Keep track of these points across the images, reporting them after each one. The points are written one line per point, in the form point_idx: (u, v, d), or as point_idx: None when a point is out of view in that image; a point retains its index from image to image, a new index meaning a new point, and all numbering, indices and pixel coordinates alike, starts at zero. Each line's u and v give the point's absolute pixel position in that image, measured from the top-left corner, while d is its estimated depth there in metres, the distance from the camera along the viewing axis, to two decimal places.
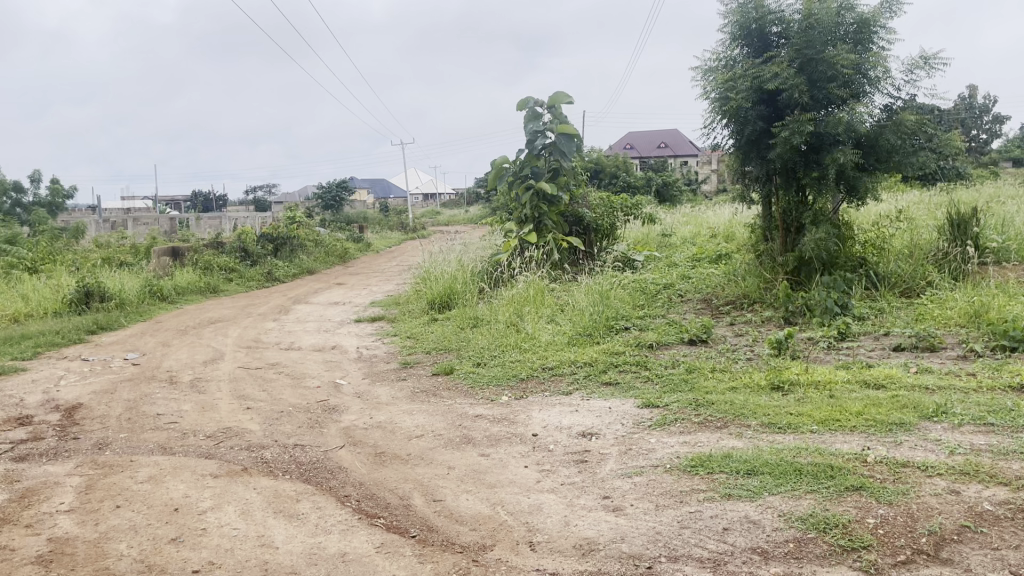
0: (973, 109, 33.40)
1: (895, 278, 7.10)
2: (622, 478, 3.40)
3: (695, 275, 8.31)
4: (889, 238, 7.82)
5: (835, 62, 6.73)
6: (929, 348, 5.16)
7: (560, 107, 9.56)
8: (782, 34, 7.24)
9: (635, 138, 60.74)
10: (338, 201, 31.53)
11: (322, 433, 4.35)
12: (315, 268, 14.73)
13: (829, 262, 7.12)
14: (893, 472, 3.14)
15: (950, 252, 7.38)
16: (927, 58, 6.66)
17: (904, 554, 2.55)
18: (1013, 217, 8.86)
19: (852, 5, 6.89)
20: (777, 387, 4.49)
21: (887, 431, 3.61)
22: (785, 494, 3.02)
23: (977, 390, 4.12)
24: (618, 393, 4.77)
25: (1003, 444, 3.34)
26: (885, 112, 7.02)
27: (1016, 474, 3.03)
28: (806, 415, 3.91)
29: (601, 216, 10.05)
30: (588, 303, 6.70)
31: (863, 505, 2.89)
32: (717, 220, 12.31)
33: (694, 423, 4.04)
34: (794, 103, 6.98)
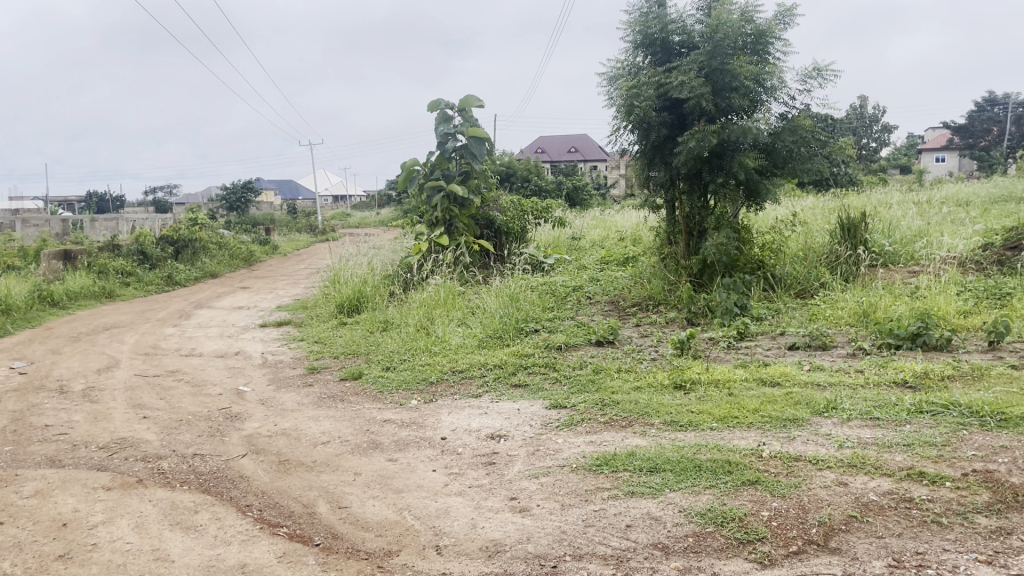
0: (864, 119, 35.03)
1: (791, 279, 7.39)
2: (529, 479, 3.43)
3: (603, 278, 8.47)
4: (785, 241, 8.17)
5: (738, 73, 6.97)
6: (821, 346, 5.41)
7: (471, 110, 9.56)
8: (684, 43, 7.46)
9: (546, 143, 61.30)
10: (244, 203, 30.68)
11: (224, 442, 4.22)
12: (218, 271, 14.30)
13: (730, 265, 7.40)
14: (786, 466, 3.27)
15: (842, 254, 7.76)
16: (820, 70, 6.97)
17: (796, 545, 2.66)
18: (898, 222, 9.36)
19: (750, 16, 7.14)
20: (680, 385, 4.62)
21: (782, 427, 3.76)
22: (685, 490, 3.11)
23: (865, 385, 4.35)
24: (526, 395, 4.81)
25: (887, 437, 3.53)
26: (781, 120, 7.31)
27: (899, 465, 3.21)
28: (706, 413, 4.03)
29: (512, 219, 10.12)
30: (497, 306, 6.74)
31: (758, 498, 3.00)
32: (625, 224, 12.59)
33: (601, 423, 4.11)
34: (699, 112, 7.17)
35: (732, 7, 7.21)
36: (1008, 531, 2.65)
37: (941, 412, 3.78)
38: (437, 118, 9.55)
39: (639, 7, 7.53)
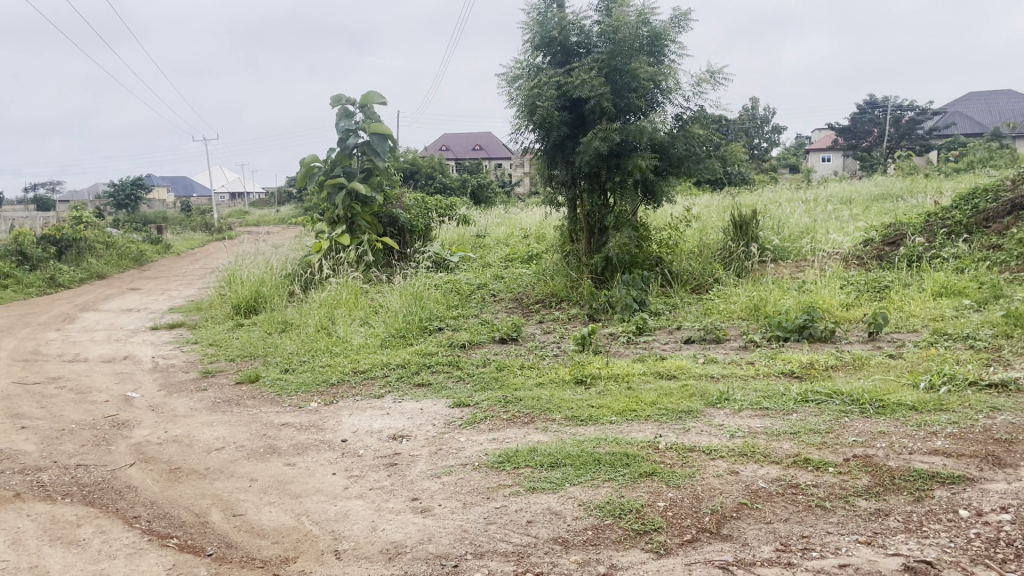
0: (756, 120, 36.44)
1: (687, 275, 7.62)
2: (431, 479, 3.41)
3: (507, 275, 8.53)
4: (681, 238, 8.41)
5: (636, 74, 7.13)
6: (715, 340, 5.60)
7: (372, 107, 9.43)
8: (582, 43, 7.56)
9: (450, 141, 61.12)
10: (134, 199, 29.43)
11: (110, 451, 4.03)
12: (106, 272, 13.65)
13: (630, 262, 7.56)
14: (681, 457, 3.37)
15: (735, 250, 8.07)
16: (713, 73, 7.20)
17: (690, 533, 2.74)
18: (787, 219, 9.78)
19: (647, 18, 7.31)
20: (580, 380, 4.70)
21: (678, 419, 3.87)
22: (585, 484, 3.16)
23: (755, 376, 4.53)
24: (429, 394, 4.78)
25: (775, 426, 3.68)
26: (676, 121, 7.53)
27: (785, 453, 3.35)
28: (606, 407, 4.11)
29: (415, 217, 10.06)
30: (400, 305, 6.67)
31: (654, 489, 3.07)
32: (528, 222, 12.73)
33: (503, 420, 4.12)
34: (599, 112, 7.28)
35: (629, 8, 7.36)
36: (885, 512, 2.81)
37: (825, 401, 3.97)
38: (337, 115, 9.36)
39: (539, 6, 7.58)
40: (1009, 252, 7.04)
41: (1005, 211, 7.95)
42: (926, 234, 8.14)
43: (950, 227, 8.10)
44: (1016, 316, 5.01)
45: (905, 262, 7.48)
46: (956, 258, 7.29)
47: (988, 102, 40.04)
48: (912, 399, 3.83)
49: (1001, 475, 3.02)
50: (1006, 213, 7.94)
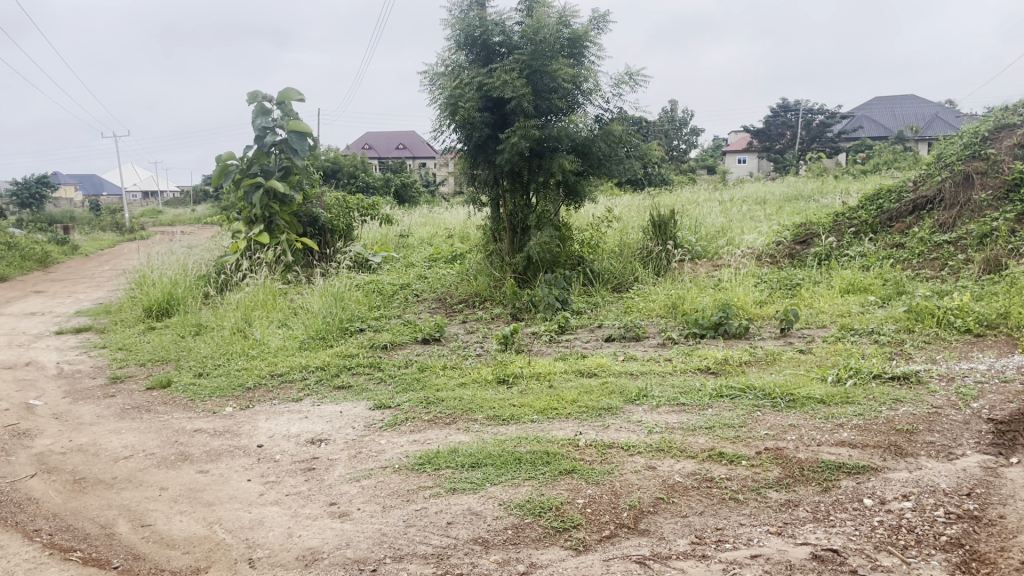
0: (675, 122, 37.20)
1: (608, 274, 7.72)
2: (350, 483, 3.36)
3: (431, 275, 8.47)
4: (602, 237, 8.51)
5: (557, 75, 7.19)
6: (635, 338, 5.69)
7: (290, 104, 9.23)
8: (504, 44, 7.56)
9: (372, 139, 60.45)
10: (39, 198, 28.15)
11: (9, 463, 3.83)
12: (7, 274, 13.00)
13: (552, 262, 7.61)
14: (600, 454, 3.41)
15: (655, 250, 8.22)
16: (632, 75, 7.32)
17: (609, 529, 2.77)
18: (704, 219, 10.02)
19: (568, 20, 7.38)
20: (502, 380, 4.70)
21: (597, 416, 3.91)
22: (506, 483, 3.17)
23: (673, 372, 4.63)
24: (349, 396, 4.71)
25: (692, 421, 3.76)
26: (596, 123, 7.63)
27: (701, 447, 3.42)
28: (527, 406, 4.12)
29: (335, 216, 9.89)
30: (320, 306, 6.55)
31: (574, 487, 3.10)
32: (452, 222, 12.68)
33: (424, 421, 4.09)
34: (520, 113, 7.31)
35: (550, 9, 7.40)
36: (795, 503, 2.90)
37: (739, 396, 4.08)
38: (254, 112, 9.13)
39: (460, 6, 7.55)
40: (911, 250, 7.38)
41: (907, 211, 8.33)
42: (835, 233, 8.46)
43: (856, 227, 8.43)
44: (917, 311, 5.24)
45: (815, 260, 7.76)
46: (862, 256, 7.60)
47: (892, 107, 41.88)
48: (821, 392, 3.96)
49: (902, 464, 3.17)
50: (908, 212, 8.32)
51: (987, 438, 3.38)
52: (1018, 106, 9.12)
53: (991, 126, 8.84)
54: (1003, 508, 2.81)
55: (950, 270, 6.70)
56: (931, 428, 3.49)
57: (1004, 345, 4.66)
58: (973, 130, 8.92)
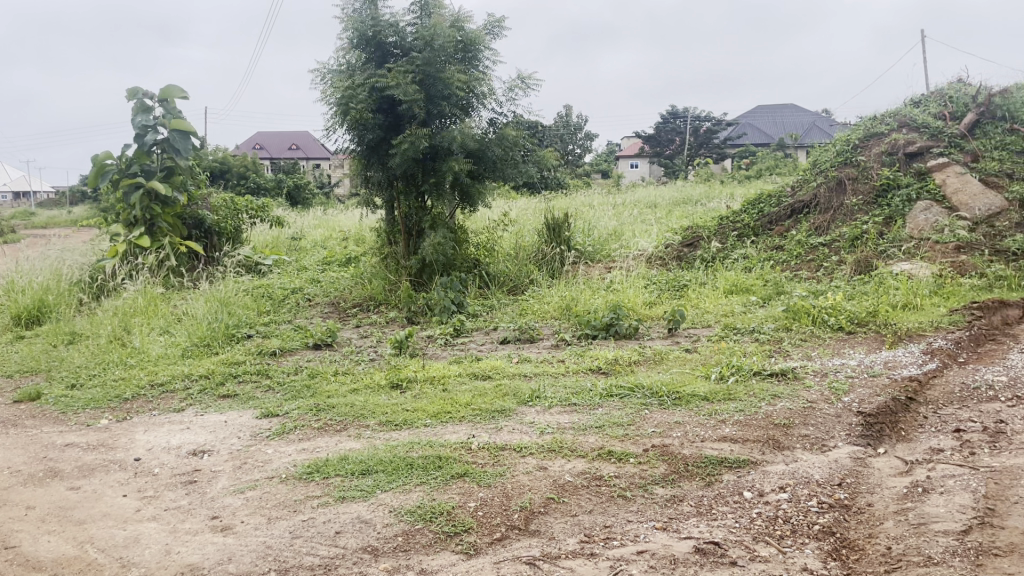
0: (571, 126, 37.76)
1: (503, 276, 7.76)
2: (234, 495, 3.24)
3: (323, 279, 8.29)
4: (498, 240, 8.54)
5: (450, 79, 7.18)
6: (529, 340, 5.73)
7: (173, 102, 8.86)
8: (398, 44, 7.49)
9: (264, 139, 58.81)
10: None
11: None
12: None
13: (447, 264, 7.60)
14: (492, 456, 3.41)
15: (549, 253, 8.32)
16: (524, 79, 7.37)
17: (499, 531, 2.78)
18: (597, 222, 10.21)
19: (461, 24, 7.38)
20: (396, 385, 4.63)
21: (490, 419, 3.92)
22: (396, 489, 3.12)
23: (566, 373, 4.69)
24: (235, 405, 4.54)
25: (582, 421, 3.81)
26: (490, 126, 7.66)
27: (591, 446, 3.47)
28: (421, 410, 4.09)
29: (223, 218, 9.55)
30: (205, 312, 6.30)
31: (466, 490, 3.09)
32: (346, 224, 12.46)
33: (314, 429, 3.99)
34: (413, 115, 7.26)
35: (443, 12, 7.39)
36: (680, 498, 2.98)
37: (628, 395, 4.16)
38: (134, 109, 8.71)
39: (353, 4, 7.42)
40: (789, 252, 7.74)
41: (786, 214, 8.74)
42: (720, 236, 8.78)
43: (740, 230, 8.78)
44: (794, 310, 5.50)
45: (701, 262, 8.03)
46: (745, 258, 7.92)
47: (773, 115, 43.91)
48: (705, 390, 4.10)
49: (779, 457, 3.31)
50: (787, 216, 8.72)
51: (856, 430, 3.57)
52: (884, 116, 9.71)
53: (861, 135, 9.38)
54: (870, 497, 2.97)
55: (825, 271, 7.06)
56: (806, 422, 3.66)
57: (873, 341, 4.94)
58: (845, 138, 9.44)
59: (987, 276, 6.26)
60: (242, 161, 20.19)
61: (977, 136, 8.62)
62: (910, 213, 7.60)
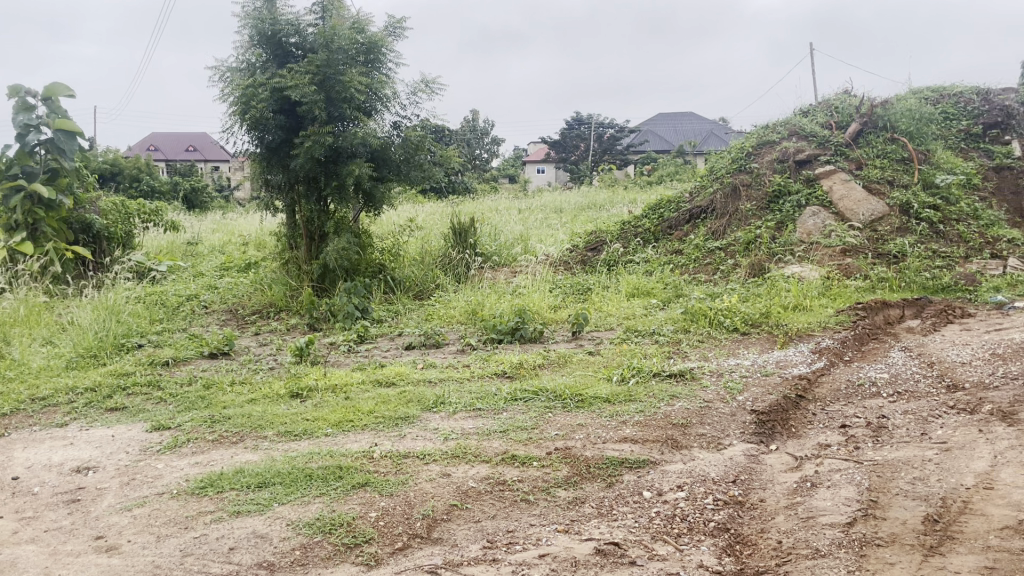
0: (478, 131, 37.81)
1: (409, 281, 7.69)
2: (120, 513, 3.08)
3: (221, 285, 8.02)
4: (403, 244, 8.46)
5: (352, 81, 7.07)
6: (435, 345, 5.69)
7: (58, 101, 8.40)
8: (300, 45, 7.33)
9: (160, 141, 56.55)
10: None
11: None
12: None
13: (350, 269, 7.47)
14: (395, 464, 3.36)
15: (454, 258, 8.29)
16: (428, 83, 7.33)
17: (401, 541, 2.73)
18: (503, 226, 10.25)
19: (363, 26, 7.28)
20: (295, 394, 4.51)
21: (394, 426, 3.86)
22: (295, 502, 3.03)
23: (471, 378, 4.67)
24: (123, 419, 4.33)
25: (487, 426, 3.80)
26: (394, 130, 7.59)
27: (494, 451, 3.46)
28: (322, 419, 3.99)
29: (113, 223, 9.12)
30: (92, 320, 5.99)
31: (367, 500, 3.03)
32: (246, 229, 12.09)
33: (208, 441, 3.84)
34: (315, 117, 7.12)
35: (345, 13, 7.28)
36: (581, 500, 3.01)
37: (532, 398, 4.18)
38: (14, 107, 8.21)
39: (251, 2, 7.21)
40: (688, 256, 7.96)
41: (685, 219, 8.98)
42: (623, 240, 8.95)
43: (642, 235, 8.98)
44: (692, 312, 5.65)
45: (605, 266, 8.17)
46: (646, 262, 8.10)
47: (674, 122, 45.20)
48: (606, 392, 4.15)
49: (678, 456, 3.39)
50: (685, 221, 8.97)
51: (750, 428, 3.69)
52: (776, 125, 10.12)
53: (755, 142, 9.75)
54: (763, 492, 3.08)
55: (721, 274, 7.30)
56: (703, 421, 3.75)
57: (766, 341, 5.13)
58: (740, 146, 9.79)
59: (871, 278, 6.60)
60: (134, 163, 19.32)
61: (861, 144, 9.08)
62: (800, 218, 7.93)
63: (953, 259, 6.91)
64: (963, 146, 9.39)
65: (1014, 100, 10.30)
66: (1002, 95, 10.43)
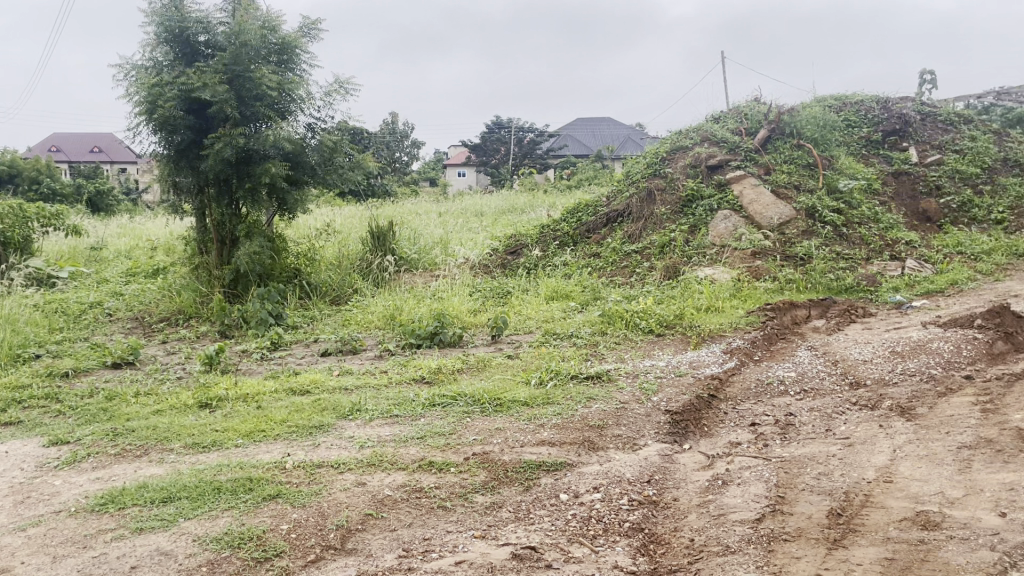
0: (399, 134, 37.50)
1: (325, 287, 7.55)
2: (13, 534, 2.91)
3: (128, 292, 7.70)
4: (320, 249, 8.30)
5: (263, 81, 6.91)
6: (351, 351, 5.60)
7: None
8: (209, 43, 7.12)
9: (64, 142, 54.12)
10: None
11: None
12: None
13: (264, 274, 7.29)
14: (308, 474, 3.28)
15: (372, 262, 8.18)
16: (343, 85, 7.22)
17: (313, 553, 2.66)
18: (423, 230, 10.18)
19: (275, 25, 7.13)
20: (204, 404, 4.35)
21: (307, 435, 3.77)
22: (201, 516, 2.92)
23: (387, 384, 4.60)
24: (18, 434, 4.10)
25: (403, 433, 3.75)
26: (308, 131, 7.45)
27: (411, 458, 3.42)
28: (232, 430, 3.87)
29: (9, 227, 8.66)
30: None
31: (278, 512, 2.94)
32: (155, 233, 11.67)
33: (110, 455, 3.67)
34: (225, 117, 6.92)
35: (256, 12, 7.11)
36: (498, 505, 2.99)
37: (450, 403, 4.15)
38: None
39: None
40: (607, 259, 8.06)
41: (603, 223, 9.09)
42: (542, 244, 9.01)
43: (561, 238, 9.05)
44: (609, 315, 5.71)
45: (525, 270, 8.21)
46: (566, 265, 8.16)
47: (594, 127, 45.81)
48: (524, 395, 4.16)
49: (594, 458, 3.41)
50: (603, 224, 9.08)
51: (664, 428, 3.75)
52: (690, 131, 10.36)
53: (670, 147, 9.95)
54: (676, 491, 3.13)
55: (639, 277, 7.41)
56: (619, 422, 3.79)
57: (680, 343, 5.23)
58: (655, 151, 9.98)
59: (779, 279, 6.81)
60: (34, 165, 18.40)
61: (771, 150, 9.38)
62: (712, 221, 8.12)
63: (856, 261, 7.20)
64: (865, 152, 9.81)
65: (911, 109, 10.83)
66: (900, 104, 10.95)
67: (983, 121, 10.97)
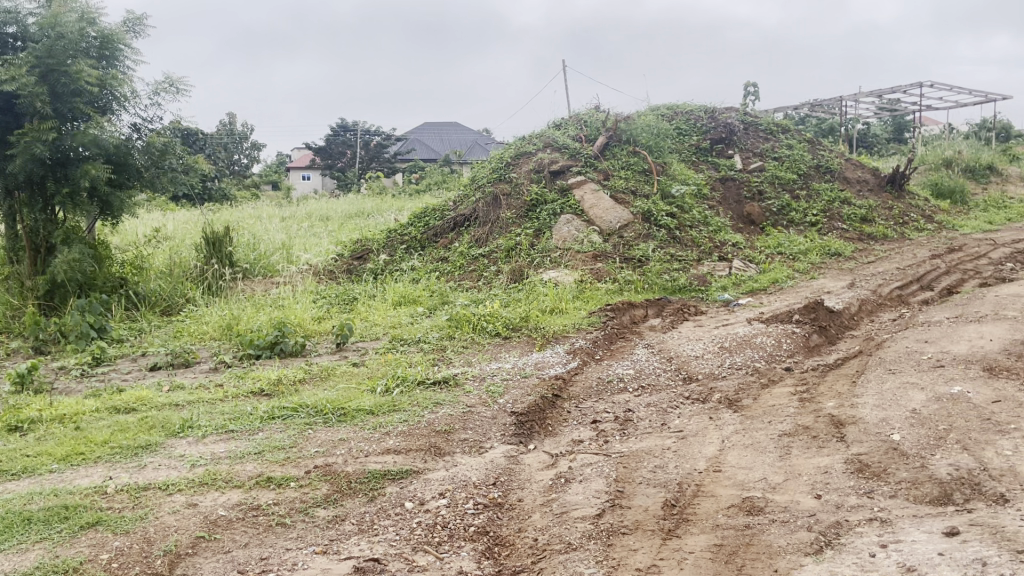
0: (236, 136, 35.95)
1: (155, 296, 7.11)
2: None
3: None
4: (149, 257, 7.81)
5: (80, 76, 6.42)
6: (184, 364, 5.30)
7: None
8: (18, 35, 6.54)
9: None
10: None
11: None
12: None
13: (84, 284, 6.76)
14: (133, 498, 3.06)
15: (206, 269, 7.78)
16: (172, 83, 6.84)
17: None
18: (261, 235, 9.80)
19: (94, 18, 6.66)
20: (14, 429, 3.98)
21: (133, 456, 3.53)
22: (8, 551, 2.66)
23: (224, 399, 4.38)
24: None
25: (240, 448, 3.59)
26: (134, 131, 7.00)
27: (248, 475, 3.28)
28: (45, 454, 3.56)
29: None
30: None
31: (98, 541, 2.73)
32: None
33: None
34: (36, 113, 6.37)
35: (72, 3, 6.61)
36: (342, 518, 2.93)
37: (291, 416, 4.01)
38: None
39: None
40: (453, 263, 8.08)
41: (449, 227, 9.12)
42: (387, 249, 8.91)
43: (406, 243, 8.98)
44: (456, 319, 5.73)
45: (370, 275, 8.08)
46: (412, 270, 8.11)
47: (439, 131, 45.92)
48: (370, 403, 4.09)
49: (440, 463, 3.41)
50: (449, 229, 9.10)
51: (510, 430, 3.80)
52: (532, 137, 10.58)
53: (513, 153, 10.11)
54: (521, 492, 3.18)
55: (485, 280, 7.48)
56: (465, 426, 3.81)
57: (525, 345, 5.33)
58: (499, 157, 10.12)
59: (618, 280, 7.09)
60: None
61: (608, 156, 9.74)
62: (554, 226, 8.33)
63: (688, 262, 7.62)
64: (694, 158, 10.39)
65: (736, 119, 11.59)
66: (725, 115, 11.71)
67: (798, 131, 11.91)
